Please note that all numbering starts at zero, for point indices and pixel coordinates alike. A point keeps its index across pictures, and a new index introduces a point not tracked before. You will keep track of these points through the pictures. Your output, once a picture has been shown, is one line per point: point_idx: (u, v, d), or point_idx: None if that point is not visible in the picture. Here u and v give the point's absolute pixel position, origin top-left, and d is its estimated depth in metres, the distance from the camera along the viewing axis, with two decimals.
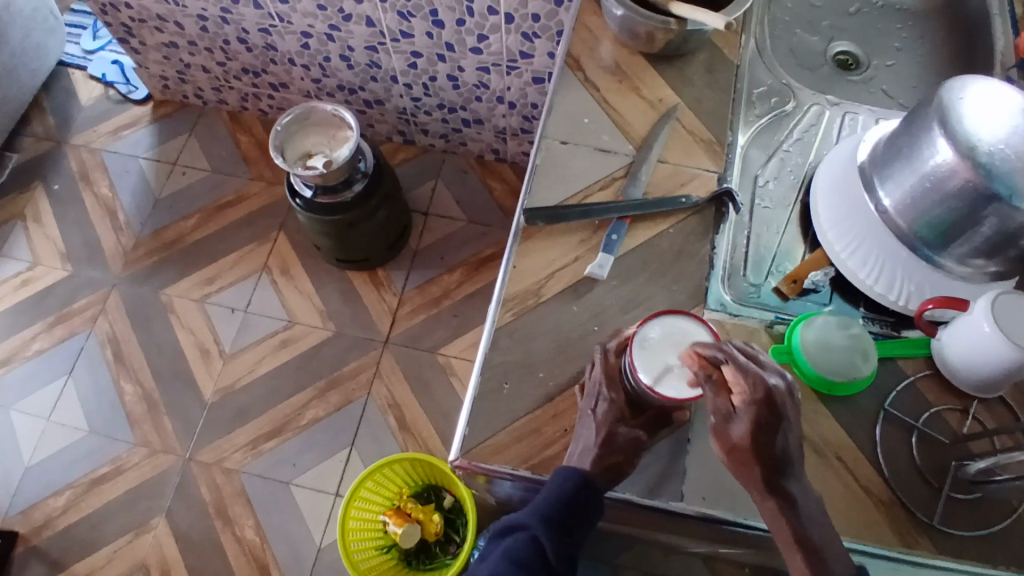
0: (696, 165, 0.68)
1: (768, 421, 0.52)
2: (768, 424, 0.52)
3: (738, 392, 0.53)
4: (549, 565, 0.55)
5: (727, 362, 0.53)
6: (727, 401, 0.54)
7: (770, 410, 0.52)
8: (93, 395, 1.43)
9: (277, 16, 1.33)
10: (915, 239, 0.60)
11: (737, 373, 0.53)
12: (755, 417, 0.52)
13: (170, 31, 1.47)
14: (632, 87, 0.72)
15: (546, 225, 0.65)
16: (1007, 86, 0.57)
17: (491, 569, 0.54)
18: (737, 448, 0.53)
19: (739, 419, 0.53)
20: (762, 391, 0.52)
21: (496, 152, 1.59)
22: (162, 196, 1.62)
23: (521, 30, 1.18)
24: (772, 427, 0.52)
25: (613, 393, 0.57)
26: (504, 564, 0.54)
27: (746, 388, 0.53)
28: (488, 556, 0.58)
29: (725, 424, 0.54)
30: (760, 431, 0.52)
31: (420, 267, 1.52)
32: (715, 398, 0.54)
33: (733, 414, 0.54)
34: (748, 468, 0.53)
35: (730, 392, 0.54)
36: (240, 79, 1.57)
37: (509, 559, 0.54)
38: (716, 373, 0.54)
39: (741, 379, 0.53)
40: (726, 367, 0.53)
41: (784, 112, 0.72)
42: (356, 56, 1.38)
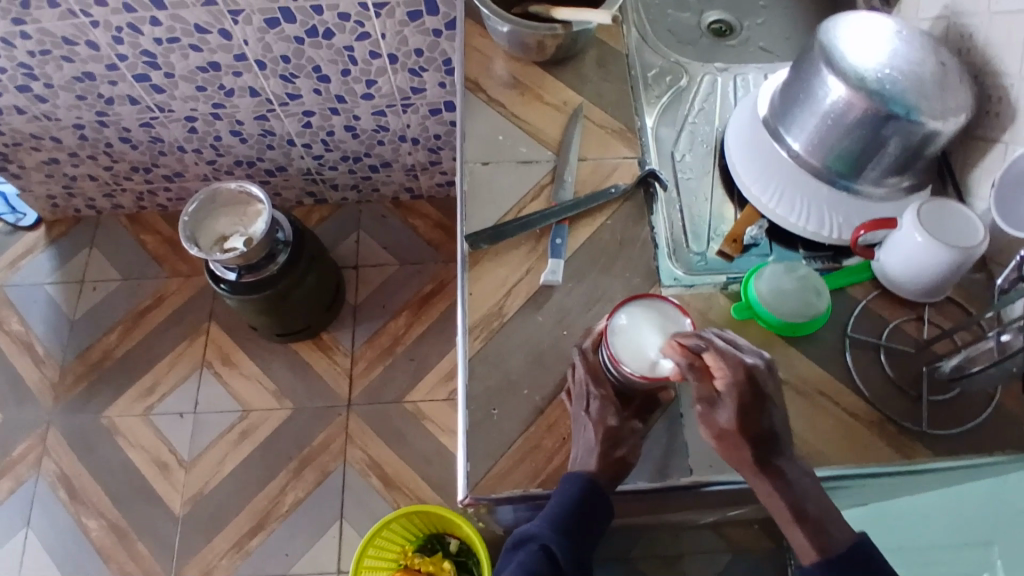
0: (615, 155, 0.70)
1: (753, 399, 0.53)
2: (754, 403, 0.53)
3: (721, 376, 0.53)
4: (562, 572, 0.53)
5: (709, 349, 0.54)
6: (710, 387, 0.54)
7: (753, 391, 0.53)
8: (56, 542, 1.33)
9: (156, 107, 1.28)
10: (830, 173, 0.64)
11: (718, 357, 0.53)
12: (739, 399, 0.53)
13: (47, 148, 1.40)
14: (536, 96, 0.73)
15: (490, 246, 0.66)
16: (872, 15, 0.62)
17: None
18: (726, 432, 0.53)
19: (724, 404, 0.54)
20: (742, 372, 0.52)
21: (410, 190, 1.58)
22: (78, 317, 1.53)
23: (407, 67, 1.19)
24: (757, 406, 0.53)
25: (599, 388, 0.58)
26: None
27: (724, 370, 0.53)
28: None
29: (711, 409, 0.54)
30: (750, 413, 0.53)
31: (365, 321, 1.50)
32: (699, 385, 0.54)
33: (718, 400, 0.54)
34: (738, 450, 0.53)
35: (714, 378, 0.54)
36: (131, 179, 1.51)
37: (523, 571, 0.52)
38: (698, 359, 0.54)
39: (721, 364, 0.53)
40: (708, 355, 0.54)
41: (680, 87, 0.75)
42: (247, 128, 1.36)
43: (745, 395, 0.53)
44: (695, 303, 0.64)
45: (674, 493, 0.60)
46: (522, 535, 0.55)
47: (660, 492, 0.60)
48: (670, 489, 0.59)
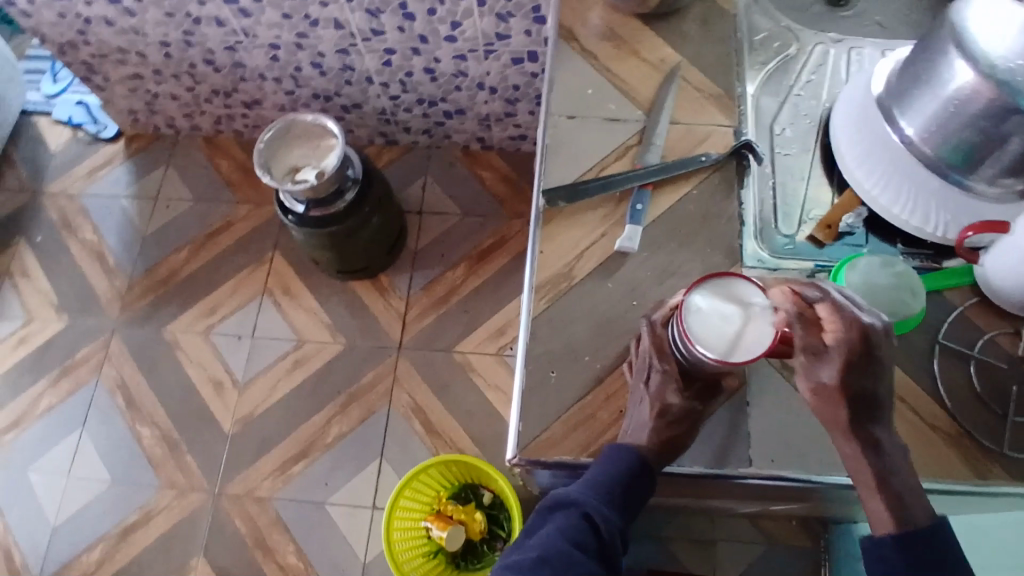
0: (710, 122, 0.66)
1: (861, 356, 0.51)
2: (861, 356, 0.51)
3: (832, 331, 0.52)
4: (605, 545, 0.51)
5: (824, 298, 0.53)
6: (818, 339, 0.52)
7: (863, 352, 0.51)
8: (112, 444, 1.41)
9: (241, 31, 1.29)
10: (943, 165, 0.58)
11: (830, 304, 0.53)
12: (848, 356, 0.51)
13: (133, 63, 1.44)
14: (631, 51, 0.69)
15: (567, 205, 0.63)
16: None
17: (544, 545, 0.49)
18: (823, 388, 0.52)
19: (830, 361, 0.51)
20: (856, 331, 0.51)
21: (481, 140, 1.57)
22: (149, 232, 1.61)
23: (494, 11, 1.16)
24: (863, 368, 0.51)
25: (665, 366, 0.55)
26: (563, 543, 0.49)
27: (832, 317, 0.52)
28: (527, 540, 0.53)
29: (813, 363, 0.52)
30: (854, 374, 0.51)
31: (423, 268, 1.50)
32: (806, 335, 0.52)
33: (822, 356, 0.52)
34: (834, 411, 0.52)
35: (822, 330, 0.52)
36: (211, 102, 1.54)
37: (569, 539, 0.49)
38: (808, 310, 0.53)
39: (835, 317, 0.52)
40: (821, 305, 0.53)
41: (788, 55, 0.70)
42: (327, 62, 1.35)
43: (854, 354, 0.51)
44: None
45: (719, 482, 0.58)
46: (562, 499, 0.53)
47: (705, 480, 0.58)
48: (718, 477, 0.57)
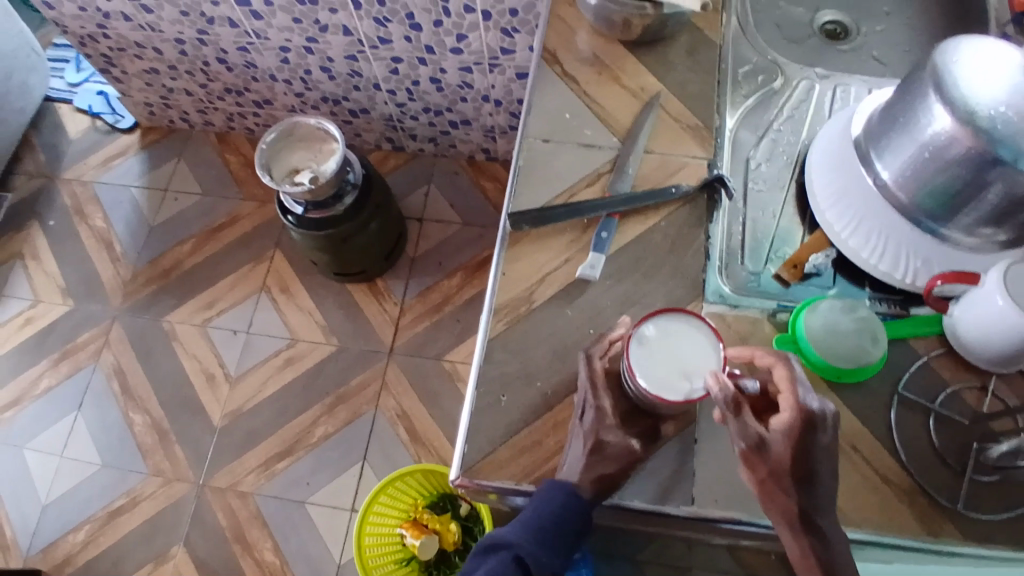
0: (685, 153, 0.66)
1: (804, 440, 0.50)
2: (803, 441, 0.50)
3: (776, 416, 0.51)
4: None
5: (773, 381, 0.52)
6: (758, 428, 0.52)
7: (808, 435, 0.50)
8: (104, 429, 1.43)
9: (253, 32, 1.32)
10: (917, 211, 0.58)
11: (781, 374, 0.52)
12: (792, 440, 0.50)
13: (149, 58, 1.48)
14: (613, 78, 0.69)
15: (533, 229, 0.63)
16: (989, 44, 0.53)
17: None
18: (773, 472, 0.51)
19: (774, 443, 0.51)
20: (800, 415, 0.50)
21: (486, 151, 1.58)
22: (156, 224, 1.63)
23: (499, 26, 1.18)
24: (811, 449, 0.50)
25: (596, 402, 0.55)
26: None
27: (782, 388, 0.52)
28: None
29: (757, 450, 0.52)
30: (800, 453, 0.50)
31: (419, 274, 1.51)
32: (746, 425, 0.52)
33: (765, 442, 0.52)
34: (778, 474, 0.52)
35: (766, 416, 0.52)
36: (224, 99, 1.58)
37: None
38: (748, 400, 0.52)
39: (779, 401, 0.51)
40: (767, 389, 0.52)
41: (772, 89, 0.69)
42: (336, 67, 1.38)
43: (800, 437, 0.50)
44: (738, 326, 0.59)
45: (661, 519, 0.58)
46: (498, 541, 0.53)
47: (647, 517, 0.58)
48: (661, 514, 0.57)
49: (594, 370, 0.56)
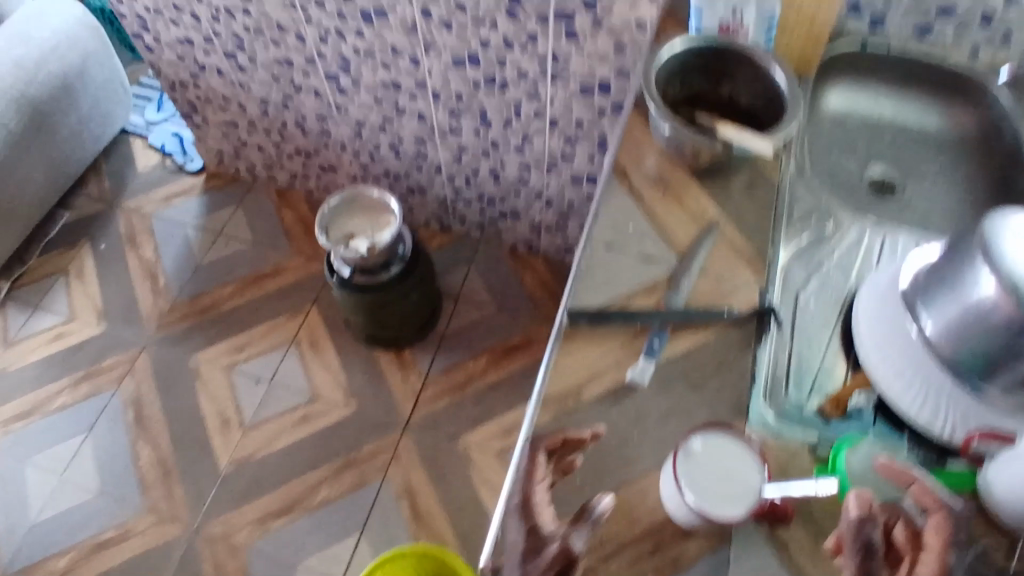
0: (739, 278, 0.70)
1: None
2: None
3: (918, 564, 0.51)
4: None
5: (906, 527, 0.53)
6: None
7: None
8: (109, 456, 1.43)
9: (335, 105, 1.42)
10: (960, 368, 0.59)
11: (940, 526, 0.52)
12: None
13: (232, 112, 1.59)
14: (677, 199, 0.74)
15: (586, 326, 0.66)
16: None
17: None
18: None
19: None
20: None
21: (529, 244, 1.64)
22: (203, 263, 1.70)
23: (564, 134, 1.26)
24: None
25: (525, 488, 0.57)
26: None
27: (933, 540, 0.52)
28: None
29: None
30: None
31: (447, 351, 1.54)
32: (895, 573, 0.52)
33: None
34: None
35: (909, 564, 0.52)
36: (293, 160, 1.67)
37: None
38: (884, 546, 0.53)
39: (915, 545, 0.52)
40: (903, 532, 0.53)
41: (824, 232, 0.74)
42: (405, 147, 1.47)
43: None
44: (777, 455, 0.60)
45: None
46: None
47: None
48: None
49: (536, 460, 0.58)
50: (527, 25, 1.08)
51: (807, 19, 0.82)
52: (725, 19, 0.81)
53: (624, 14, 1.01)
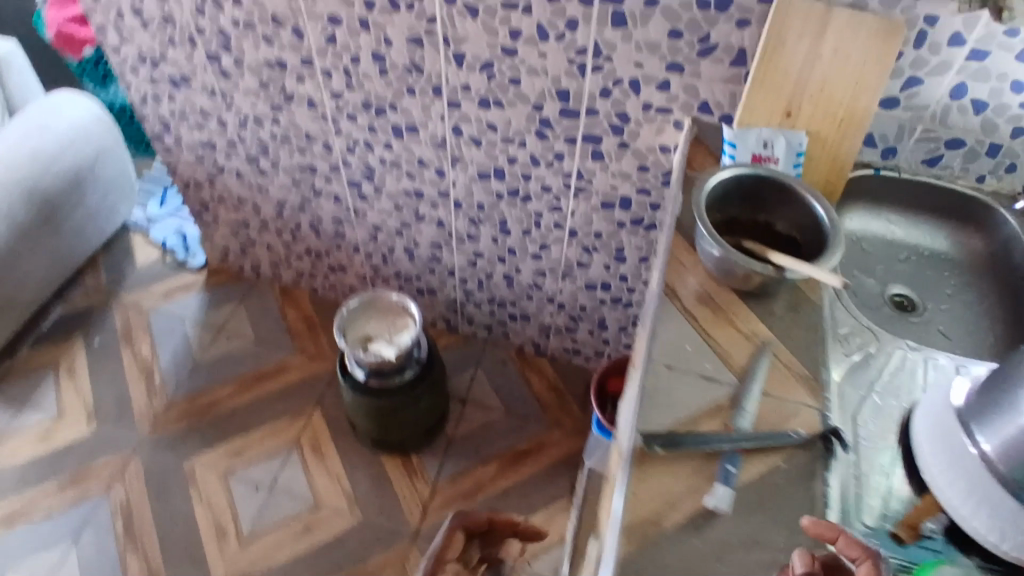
0: (798, 400, 0.71)
1: None
2: None
3: None
4: None
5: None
6: None
7: None
8: (93, 571, 1.33)
9: (353, 209, 1.45)
10: (1016, 485, 0.60)
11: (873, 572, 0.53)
12: None
13: (246, 212, 1.61)
14: (728, 320, 0.77)
15: (664, 452, 0.66)
16: None
17: None
18: None
19: None
20: None
21: (537, 345, 1.65)
22: (201, 361, 1.65)
23: (582, 243, 1.31)
24: None
25: None
26: None
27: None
28: None
29: None
30: None
31: (455, 456, 1.50)
32: None
33: None
34: None
35: None
36: (302, 259, 1.69)
37: None
38: None
39: None
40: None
41: (870, 353, 0.77)
42: (420, 251, 1.50)
43: None
44: None
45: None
46: None
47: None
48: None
49: None
50: (555, 144, 1.14)
51: (828, 155, 0.88)
52: (757, 151, 0.88)
53: (649, 139, 1.07)
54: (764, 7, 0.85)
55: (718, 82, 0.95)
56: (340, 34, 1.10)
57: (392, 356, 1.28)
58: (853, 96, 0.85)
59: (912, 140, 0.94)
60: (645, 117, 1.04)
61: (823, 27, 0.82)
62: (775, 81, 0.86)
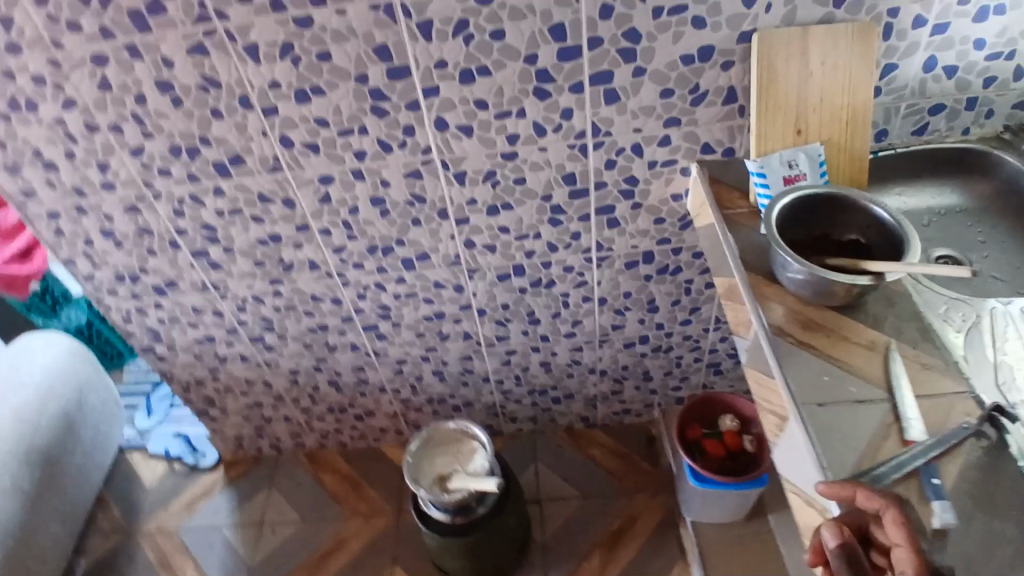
0: (948, 391, 0.75)
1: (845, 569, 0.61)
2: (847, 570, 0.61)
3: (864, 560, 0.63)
4: None
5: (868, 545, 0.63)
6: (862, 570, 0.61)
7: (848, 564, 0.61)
8: None
9: (373, 352, 1.41)
10: None
11: (897, 517, 0.60)
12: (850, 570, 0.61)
13: (255, 392, 1.52)
14: (844, 338, 0.80)
15: (873, 491, 0.66)
16: None
17: None
18: None
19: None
20: None
21: (585, 420, 1.62)
22: (256, 563, 1.53)
23: (613, 307, 1.31)
24: None
25: None
26: None
27: (903, 533, 0.59)
28: None
29: None
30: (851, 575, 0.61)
31: (556, 562, 1.45)
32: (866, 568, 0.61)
33: None
34: None
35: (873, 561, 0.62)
36: (324, 418, 1.60)
37: None
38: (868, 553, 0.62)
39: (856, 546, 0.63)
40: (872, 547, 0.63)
41: (977, 318, 0.81)
42: (449, 369, 1.46)
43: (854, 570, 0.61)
44: None
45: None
46: None
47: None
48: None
49: None
50: (570, 226, 1.15)
51: (845, 154, 0.93)
52: (786, 173, 0.92)
53: (660, 193, 1.10)
54: (744, 46, 0.91)
55: (715, 122, 1.00)
56: (334, 191, 1.08)
57: (493, 487, 1.22)
58: (851, 98, 0.91)
59: (899, 117, 1.01)
60: (653, 174, 1.07)
61: (805, 46, 0.88)
62: (779, 106, 0.91)
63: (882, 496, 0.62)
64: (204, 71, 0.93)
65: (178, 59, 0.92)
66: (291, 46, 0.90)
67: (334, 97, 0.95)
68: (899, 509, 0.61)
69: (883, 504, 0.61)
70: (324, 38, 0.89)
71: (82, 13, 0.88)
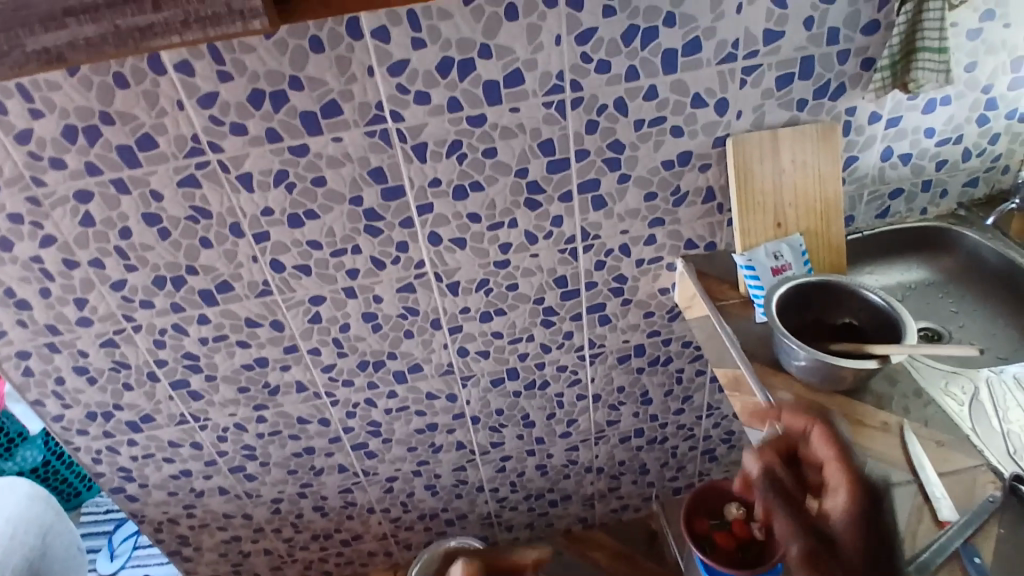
0: (965, 465, 0.77)
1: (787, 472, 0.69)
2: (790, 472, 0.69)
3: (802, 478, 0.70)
4: None
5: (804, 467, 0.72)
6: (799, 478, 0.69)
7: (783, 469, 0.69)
8: None
9: (362, 471, 1.34)
10: None
11: (825, 431, 0.71)
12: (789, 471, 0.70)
13: (234, 525, 1.42)
14: (858, 421, 0.82)
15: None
16: None
17: None
18: None
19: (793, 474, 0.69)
20: None
21: (583, 520, 1.57)
22: None
23: (608, 403, 1.30)
24: None
25: None
26: None
27: (831, 449, 0.69)
28: None
29: None
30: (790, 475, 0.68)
31: None
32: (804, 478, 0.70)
33: None
34: None
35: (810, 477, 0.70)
36: (308, 547, 1.50)
37: None
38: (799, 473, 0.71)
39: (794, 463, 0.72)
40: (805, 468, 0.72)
41: (974, 391, 0.84)
42: (442, 481, 1.40)
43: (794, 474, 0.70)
44: None
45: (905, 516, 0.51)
46: None
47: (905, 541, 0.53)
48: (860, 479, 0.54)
49: None
50: (563, 326, 1.15)
51: (824, 240, 0.99)
52: (774, 264, 0.97)
53: (648, 289, 1.12)
54: (719, 149, 0.97)
55: (696, 219, 1.04)
56: (325, 310, 1.06)
57: None
58: (822, 190, 0.97)
59: (863, 203, 1.08)
60: (640, 271, 1.09)
61: (776, 146, 0.95)
62: (759, 202, 0.97)
63: (807, 417, 0.74)
64: (194, 202, 0.92)
65: (167, 192, 0.91)
66: (286, 173, 0.91)
67: (327, 219, 0.96)
68: (825, 426, 0.72)
69: (810, 422, 0.73)
70: (320, 165, 0.90)
71: (69, 151, 0.86)
